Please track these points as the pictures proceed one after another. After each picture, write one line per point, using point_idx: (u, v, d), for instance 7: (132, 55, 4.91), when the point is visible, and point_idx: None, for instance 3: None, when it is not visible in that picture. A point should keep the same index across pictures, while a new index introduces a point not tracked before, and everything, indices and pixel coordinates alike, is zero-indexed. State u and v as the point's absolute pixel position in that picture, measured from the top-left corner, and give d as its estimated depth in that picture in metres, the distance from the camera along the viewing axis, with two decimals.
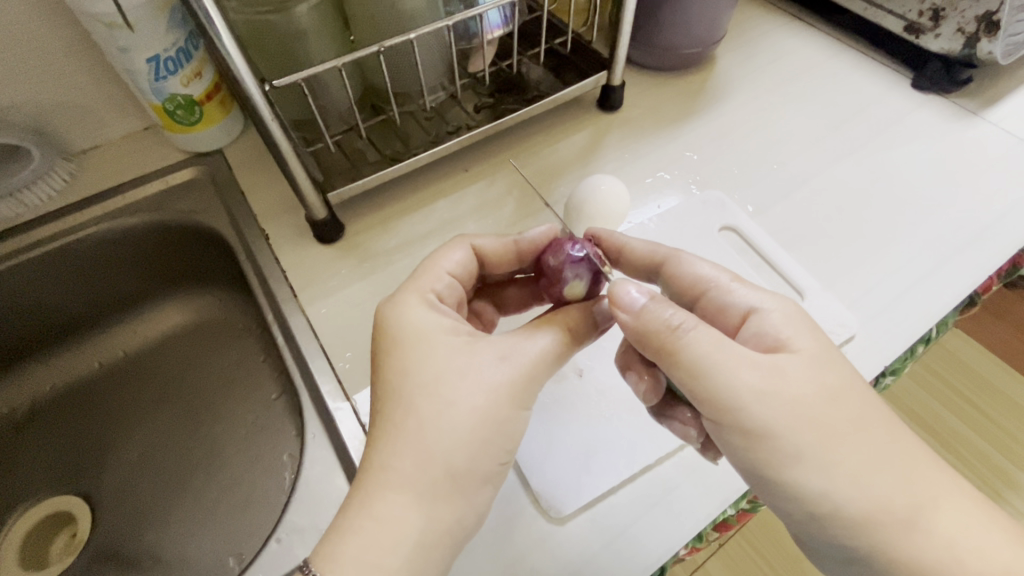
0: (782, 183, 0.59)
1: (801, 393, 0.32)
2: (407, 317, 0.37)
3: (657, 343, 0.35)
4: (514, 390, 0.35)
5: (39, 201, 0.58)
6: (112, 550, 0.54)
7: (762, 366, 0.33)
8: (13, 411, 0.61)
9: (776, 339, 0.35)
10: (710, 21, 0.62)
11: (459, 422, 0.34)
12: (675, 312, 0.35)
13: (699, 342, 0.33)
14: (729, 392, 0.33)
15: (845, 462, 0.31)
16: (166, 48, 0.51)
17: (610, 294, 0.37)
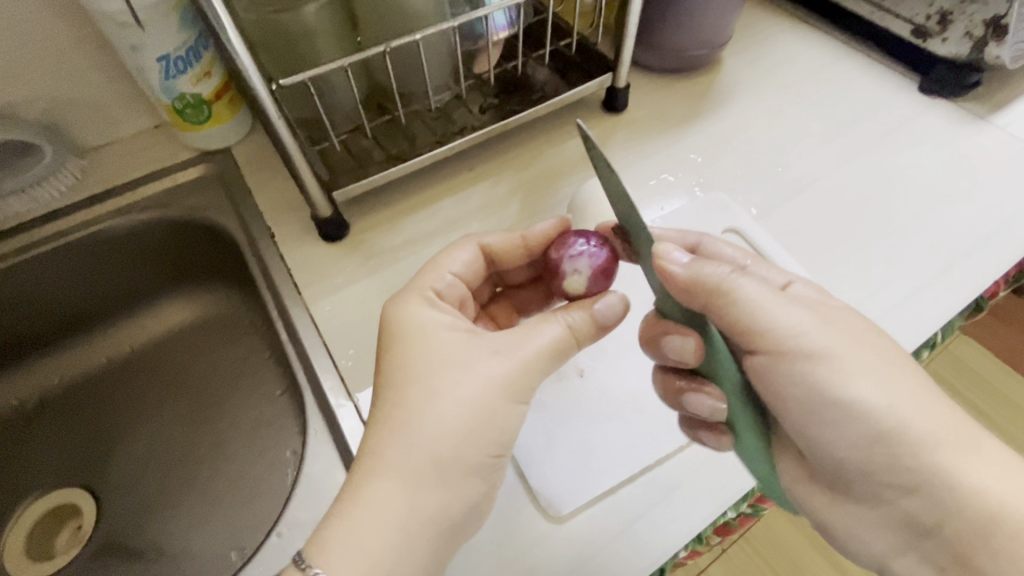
0: (787, 186, 0.59)
1: (857, 331, 0.37)
2: (410, 314, 0.37)
3: (709, 289, 0.36)
4: (511, 384, 0.35)
5: (50, 197, 0.59)
6: (116, 542, 0.54)
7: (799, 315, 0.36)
8: (22, 403, 0.62)
9: (805, 295, 0.40)
10: (716, 23, 0.63)
11: (450, 415, 0.34)
12: (714, 269, 0.36)
13: (750, 288, 0.36)
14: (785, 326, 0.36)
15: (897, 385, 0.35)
16: (176, 48, 0.51)
17: (656, 252, 0.35)
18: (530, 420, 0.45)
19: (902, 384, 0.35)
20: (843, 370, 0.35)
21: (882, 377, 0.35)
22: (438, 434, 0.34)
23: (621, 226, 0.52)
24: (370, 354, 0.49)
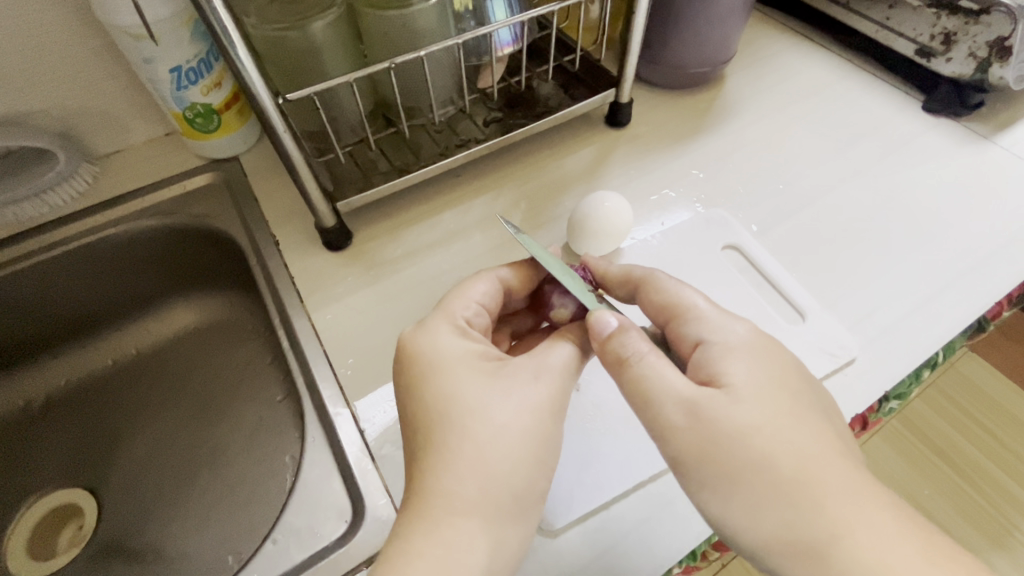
0: (787, 203, 0.59)
1: (725, 429, 0.32)
2: (444, 346, 0.38)
3: (612, 369, 0.37)
4: (546, 401, 0.36)
5: (63, 202, 0.60)
6: (116, 543, 0.55)
7: (691, 403, 0.33)
8: (28, 404, 0.63)
9: (710, 372, 0.35)
10: (719, 41, 0.63)
11: (500, 436, 0.34)
12: (633, 343, 0.36)
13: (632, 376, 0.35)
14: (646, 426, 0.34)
15: (743, 493, 0.31)
16: (188, 60, 0.53)
17: (590, 318, 0.38)
18: None
19: (738, 494, 0.31)
20: (686, 475, 0.33)
21: (721, 492, 0.32)
22: (478, 454, 0.34)
23: (619, 241, 0.53)
24: (370, 363, 0.49)
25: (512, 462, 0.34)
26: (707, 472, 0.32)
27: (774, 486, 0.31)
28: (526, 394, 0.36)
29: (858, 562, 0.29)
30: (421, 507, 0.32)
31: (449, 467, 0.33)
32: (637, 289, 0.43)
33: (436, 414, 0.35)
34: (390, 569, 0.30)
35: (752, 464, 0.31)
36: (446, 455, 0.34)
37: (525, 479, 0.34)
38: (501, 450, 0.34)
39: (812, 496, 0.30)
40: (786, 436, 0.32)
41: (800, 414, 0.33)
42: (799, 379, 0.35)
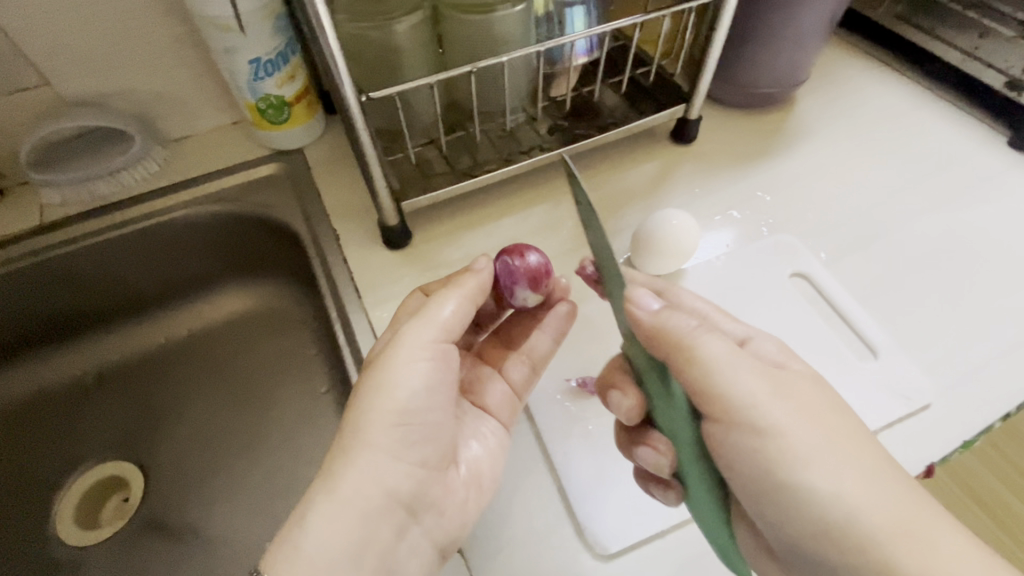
0: (858, 233, 0.57)
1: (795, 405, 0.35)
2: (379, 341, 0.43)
3: (673, 342, 0.35)
4: (417, 349, 0.39)
5: (133, 182, 0.62)
6: (160, 520, 0.56)
7: (767, 377, 0.36)
8: (83, 375, 0.65)
9: (773, 359, 0.39)
10: (795, 61, 0.61)
11: (365, 393, 0.38)
12: (687, 317, 0.36)
13: (710, 349, 0.35)
14: (737, 402, 0.35)
15: (840, 463, 0.34)
16: (267, 52, 0.54)
17: (628, 294, 0.36)
18: (571, 443, 0.44)
19: (838, 470, 0.34)
20: (792, 452, 0.34)
21: (821, 467, 0.34)
22: (358, 410, 0.37)
23: (682, 262, 0.52)
24: None
25: (374, 414, 0.37)
26: (806, 450, 0.34)
27: (858, 462, 0.34)
28: (403, 346, 0.39)
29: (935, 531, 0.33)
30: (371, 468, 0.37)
31: (371, 431, 0.37)
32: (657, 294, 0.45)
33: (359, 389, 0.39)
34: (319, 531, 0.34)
35: (846, 439, 0.35)
36: (360, 412, 0.38)
37: (393, 427, 0.37)
38: (365, 407, 0.37)
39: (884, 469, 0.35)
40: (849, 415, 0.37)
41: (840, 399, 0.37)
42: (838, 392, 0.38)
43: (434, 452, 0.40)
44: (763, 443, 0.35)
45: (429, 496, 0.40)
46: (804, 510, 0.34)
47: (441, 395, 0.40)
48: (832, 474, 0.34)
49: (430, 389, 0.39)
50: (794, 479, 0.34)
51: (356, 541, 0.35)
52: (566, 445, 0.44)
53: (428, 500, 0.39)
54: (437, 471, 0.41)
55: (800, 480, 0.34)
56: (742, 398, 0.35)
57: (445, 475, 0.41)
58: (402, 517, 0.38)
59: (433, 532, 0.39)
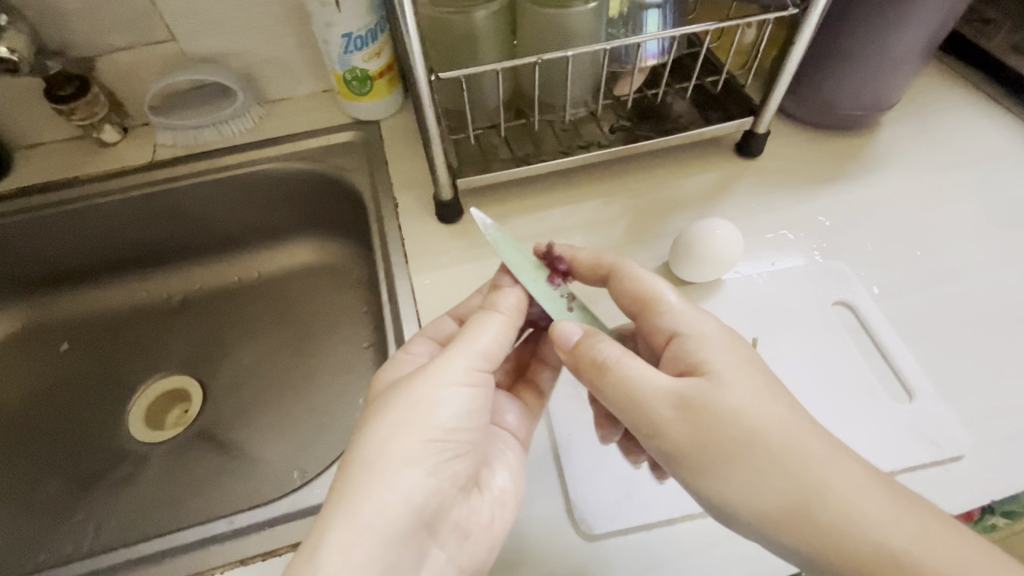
0: (921, 273, 0.54)
1: (722, 412, 0.35)
2: (392, 368, 0.43)
3: (590, 366, 0.38)
4: (457, 372, 0.38)
5: (232, 134, 0.69)
6: (211, 433, 0.63)
7: (677, 391, 0.36)
8: (170, 297, 0.74)
9: (689, 361, 0.37)
10: (881, 84, 0.59)
11: (403, 414, 0.37)
12: (607, 347, 0.38)
13: (622, 371, 0.36)
14: (643, 423, 0.36)
15: (745, 472, 0.34)
16: (359, 28, 0.59)
17: (553, 329, 0.40)
18: (577, 428, 0.47)
19: (735, 473, 0.34)
20: (701, 463, 0.35)
21: (719, 473, 0.35)
22: (389, 426, 0.36)
23: (721, 274, 0.52)
24: None
25: (412, 434, 0.36)
26: (708, 459, 0.34)
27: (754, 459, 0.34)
28: (443, 368, 0.38)
29: (833, 497, 0.33)
30: (411, 478, 0.35)
31: (403, 444, 0.36)
32: (607, 278, 0.45)
33: (379, 408, 0.37)
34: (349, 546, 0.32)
35: (748, 438, 0.34)
36: (388, 423, 0.36)
37: (427, 445, 0.36)
38: (401, 427, 0.36)
39: (789, 448, 0.34)
40: (767, 405, 0.35)
41: (766, 382, 0.36)
42: (765, 379, 0.37)
43: (463, 475, 0.39)
44: (667, 457, 0.36)
45: (450, 518, 0.38)
46: (716, 508, 0.36)
47: (478, 419, 0.39)
48: (754, 475, 0.34)
49: (469, 413, 0.38)
50: (696, 487, 0.36)
51: (382, 567, 0.33)
52: (571, 428, 0.47)
53: (450, 521, 0.38)
54: (461, 494, 0.39)
55: (707, 488, 0.35)
56: (657, 412, 0.36)
57: (468, 497, 0.40)
58: (424, 539, 0.36)
59: (456, 556, 0.38)
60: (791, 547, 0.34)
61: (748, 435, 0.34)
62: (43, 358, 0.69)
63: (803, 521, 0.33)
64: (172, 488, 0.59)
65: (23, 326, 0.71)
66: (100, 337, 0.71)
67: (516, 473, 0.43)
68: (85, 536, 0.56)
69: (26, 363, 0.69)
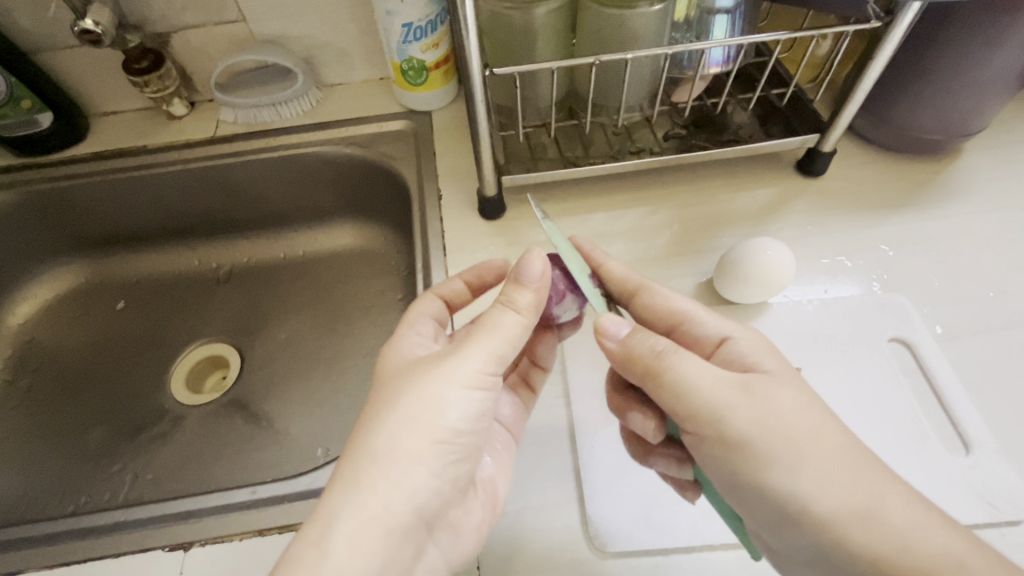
0: (993, 316, 0.49)
1: (780, 408, 0.35)
2: (401, 343, 0.41)
3: (643, 365, 0.37)
4: (469, 373, 0.37)
5: (290, 115, 0.72)
6: (243, 402, 0.66)
7: (740, 387, 0.36)
8: (218, 268, 0.77)
9: (743, 365, 0.38)
10: (966, 109, 0.54)
11: (413, 411, 0.35)
12: (658, 338, 0.38)
13: (679, 369, 0.36)
14: (696, 418, 0.36)
15: (812, 471, 0.33)
16: (420, 18, 0.59)
17: (596, 327, 0.39)
18: (601, 440, 0.45)
19: (804, 465, 0.33)
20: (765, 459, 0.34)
21: (785, 464, 0.34)
22: (398, 421, 0.35)
23: (768, 296, 0.49)
24: None
25: (422, 434, 0.35)
26: (771, 450, 0.34)
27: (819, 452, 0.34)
28: (458, 367, 0.37)
29: (889, 511, 0.33)
30: (414, 474, 0.35)
31: (407, 441, 0.35)
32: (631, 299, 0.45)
33: (389, 397, 0.36)
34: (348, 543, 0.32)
35: (807, 435, 0.34)
36: (393, 420, 0.35)
37: (433, 447, 0.36)
38: (411, 424, 0.35)
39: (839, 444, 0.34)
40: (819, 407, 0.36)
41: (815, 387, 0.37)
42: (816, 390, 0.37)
43: (464, 476, 0.38)
44: (724, 449, 0.35)
45: (446, 516, 0.38)
46: (768, 502, 0.35)
47: (482, 420, 0.39)
48: (816, 477, 0.33)
49: (477, 416, 0.38)
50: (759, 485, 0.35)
51: (381, 562, 0.33)
52: (594, 440, 0.45)
53: (446, 520, 0.38)
54: (459, 495, 0.39)
55: (770, 481, 0.34)
56: (720, 410, 0.35)
57: (464, 499, 0.40)
58: (422, 536, 0.36)
59: (446, 553, 0.38)
60: (851, 558, 0.33)
61: (807, 434, 0.34)
62: (99, 314, 0.74)
63: (868, 523, 0.32)
64: (203, 451, 0.62)
65: (84, 282, 0.75)
66: (152, 298, 0.75)
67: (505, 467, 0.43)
68: (121, 486, 0.59)
69: (83, 317, 0.73)
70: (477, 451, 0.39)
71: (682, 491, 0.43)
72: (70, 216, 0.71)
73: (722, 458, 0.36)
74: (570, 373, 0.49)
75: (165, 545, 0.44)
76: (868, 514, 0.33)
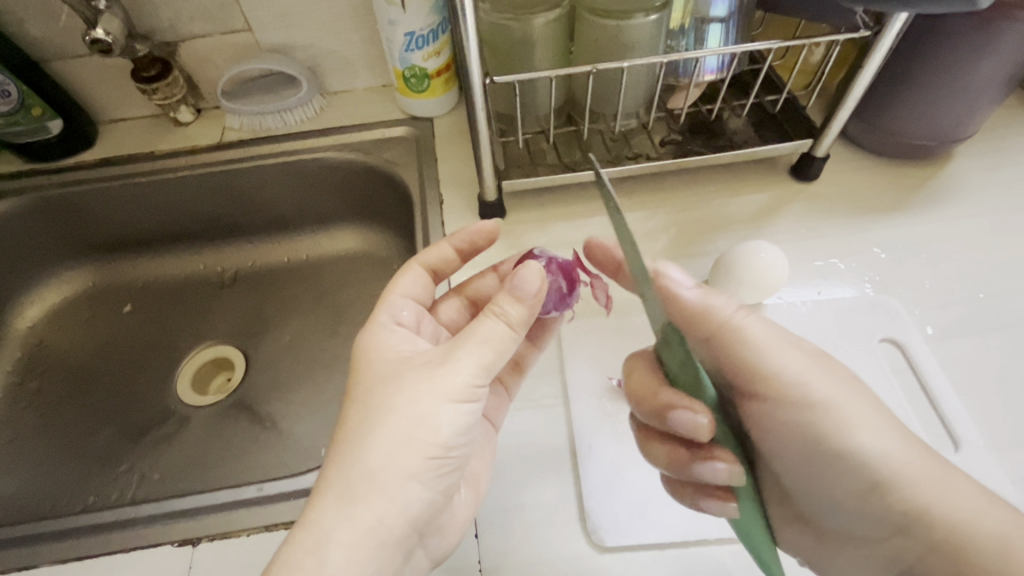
0: (982, 317, 0.51)
1: (838, 379, 0.40)
2: (381, 342, 0.41)
3: (715, 322, 0.41)
4: (458, 387, 0.37)
5: (295, 121, 0.73)
6: (248, 403, 0.67)
7: (800, 355, 0.41)
8: (223, 272, 0.78)
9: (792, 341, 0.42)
10: (957, 115, 0.55)
11: (402, 428, 0.36)
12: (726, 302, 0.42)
13: (747, 329, 0.41)
14: (776, 374, 0.40)
15: (868, 433, 0.38)
16: (421, 27, 0.61)
17: (659, 274, 0.42)
18: (599, 438, 0.46)
19: (861, 429, 0.38)
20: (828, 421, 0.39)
21: (863, 428, 0.38)
22: (388, 437, 0.35)
23: (762, 298, 0.51)
24: None
25: (413, 450, 0.36)
26: (850, 418, 0.39)
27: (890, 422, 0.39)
28: (446, 382, 0.37)
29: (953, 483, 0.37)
30: (407, 481, 0.36)
31: (398, 455, 0.35)
32: None
33: (374, 408, 0.36)
34: (348, 556, 0.33)
35: (858, 401, 0.39)
36: (381, 434, 0.35)
37: (422, 463, 0.36)
38: (401, 441, 0.35)
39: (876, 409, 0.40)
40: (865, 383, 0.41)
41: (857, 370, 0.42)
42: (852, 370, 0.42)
43: (453, 482, 0.39)
44: (794, 411, 0.40)
45: (436, 519, 0.39)
46: (833, 465, 0.39)
47: (471, 430, 0.39)
48: (872, 440, 0.38)
49: (466, 428, 0.38)
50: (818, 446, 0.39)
51: (373, 567, 0.34)
52: (591, 438, 0.47)
53: (436, 523, 0.39)
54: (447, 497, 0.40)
55: (839, 438, 0.38)
56: (785, 374, 0.40)
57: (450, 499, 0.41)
58: (413, 541, 0.37)
59: (433, 552, 0.39)
60: (899, 513, 0.37)
61: (860, 399, 0.39)
62: (107, 317, 0.75)
63: None
64: (209, 451, 0.63)
65: (91, 286, 0.77)
66: (158, 302, 0.76)
67: (486, 461, 0.44)
68: (128, 485, 0.60)
69: (90, 321, 0.75)
70: (466, 457, 0.40)
71: (722, 511, 0.40)
72: (77, 220, 0.73)
73: (787, 422, 0.40)
74: (569, 373, 0.50)
75: (174, 540, 0.45)
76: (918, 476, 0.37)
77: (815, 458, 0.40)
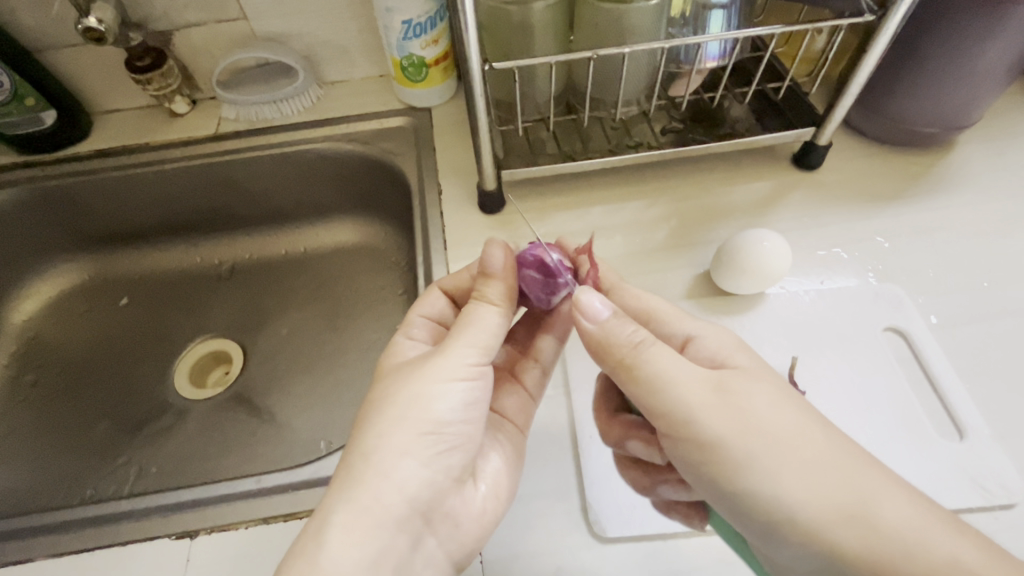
0: (986, 304, 0.50)
1: (756, 404, 0.34)
2: (396, 351, 0.43)
3: (617, 356, 0.37)
4: (447, 364, 0.38)
5: (291, 111, 0.72)
6: (246, 395, 0.66)
7: (710, 381, 0.36)
8: (221, 265, 0.78)
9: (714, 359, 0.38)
10: (960, 102, 0.55)
11: (396, 408, 0.36)
12: (634, 329, 0.38)
13: (652, 362, 0.36)
14: (684, 407, 0.35)
15: (793, 472, 0.33)
16: (419, 14, 0.60)
17: (575, 302, 0.39)
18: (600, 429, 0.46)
19: (784, 466, 0.33)
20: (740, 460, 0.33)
21: (767, 467, 0.33)
22: (385, 418, 0.36)
23: (765, 287, 0.50)
24: None
25: (408, 426, 0.36)
26: (749, 456, 0.33)
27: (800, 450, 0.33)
28: (438, 363, 0.38)
29: (881, 513, 0.31)
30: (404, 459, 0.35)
31: (394, 432, 0.36)
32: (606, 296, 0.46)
33: (374, 399, 0.38)
34: (343, 533, 0.33)
35: (780, 427, 0.34)
36: (377, 417, 0.36)
37: (424, 440, 0.36)
38: (398, 420, 0.36)
39: (801, 432, 0.34)
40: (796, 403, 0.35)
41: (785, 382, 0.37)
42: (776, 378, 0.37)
43: (458, 467, 0.38)
44: (702, 453, 0.35)
45: (444, 508, 0.38)
46: (759, 515, 0.34)
47: (474, 412, 0.39)
48: (795, 477, 0.33)
49: (464, 406, 0.38)
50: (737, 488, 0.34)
51: (376, 550, 0.33)
52: (593, 429, 0.46)
53: (443, 509, 0.38)
54: (455, 486, 0.39)
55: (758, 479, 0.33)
56: (693, 408, 0.35)
57: (462, 489, 0.39)
58: (420, 527, 0.36)
59: (447, 556, 0.38)
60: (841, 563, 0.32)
61: (779, 424, 0.34)
62: (102, 311, 0.74)
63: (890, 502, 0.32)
64: (207, 444, 0.62)
65: (88, 280, 0.76)
66: (155, 295, 0.76)
67: (510, 462, 0.42)
68: (126, 479, 0.60)
69: (87, 315, 0.74)
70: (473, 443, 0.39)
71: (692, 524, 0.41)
72: (73, 214, 0.72)
73: (704, 467, 0.35)
74: (571, 363, 0.50)
75: (172, 533, 0.45)
76: (860, 513, 0.31)
77: (733, 505, 0.35)
